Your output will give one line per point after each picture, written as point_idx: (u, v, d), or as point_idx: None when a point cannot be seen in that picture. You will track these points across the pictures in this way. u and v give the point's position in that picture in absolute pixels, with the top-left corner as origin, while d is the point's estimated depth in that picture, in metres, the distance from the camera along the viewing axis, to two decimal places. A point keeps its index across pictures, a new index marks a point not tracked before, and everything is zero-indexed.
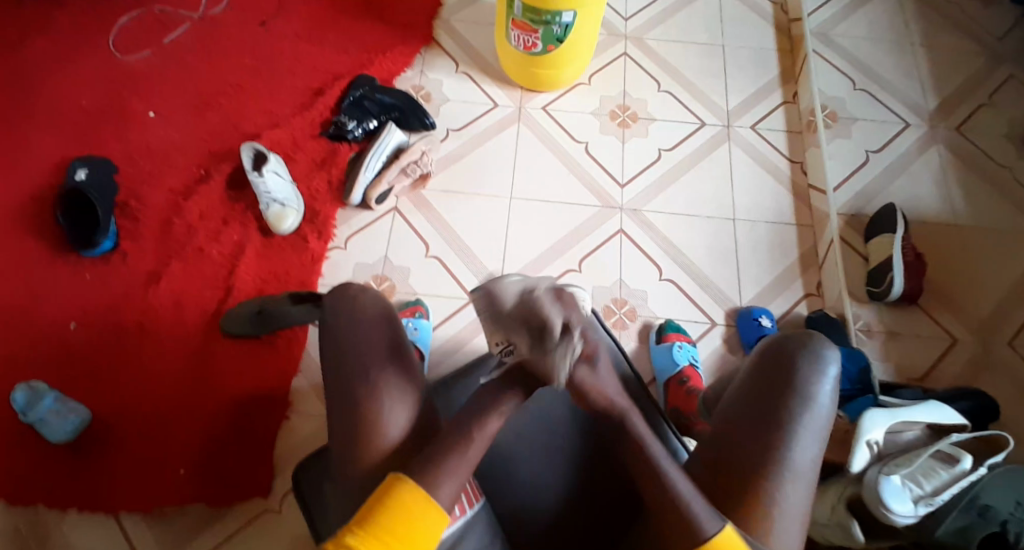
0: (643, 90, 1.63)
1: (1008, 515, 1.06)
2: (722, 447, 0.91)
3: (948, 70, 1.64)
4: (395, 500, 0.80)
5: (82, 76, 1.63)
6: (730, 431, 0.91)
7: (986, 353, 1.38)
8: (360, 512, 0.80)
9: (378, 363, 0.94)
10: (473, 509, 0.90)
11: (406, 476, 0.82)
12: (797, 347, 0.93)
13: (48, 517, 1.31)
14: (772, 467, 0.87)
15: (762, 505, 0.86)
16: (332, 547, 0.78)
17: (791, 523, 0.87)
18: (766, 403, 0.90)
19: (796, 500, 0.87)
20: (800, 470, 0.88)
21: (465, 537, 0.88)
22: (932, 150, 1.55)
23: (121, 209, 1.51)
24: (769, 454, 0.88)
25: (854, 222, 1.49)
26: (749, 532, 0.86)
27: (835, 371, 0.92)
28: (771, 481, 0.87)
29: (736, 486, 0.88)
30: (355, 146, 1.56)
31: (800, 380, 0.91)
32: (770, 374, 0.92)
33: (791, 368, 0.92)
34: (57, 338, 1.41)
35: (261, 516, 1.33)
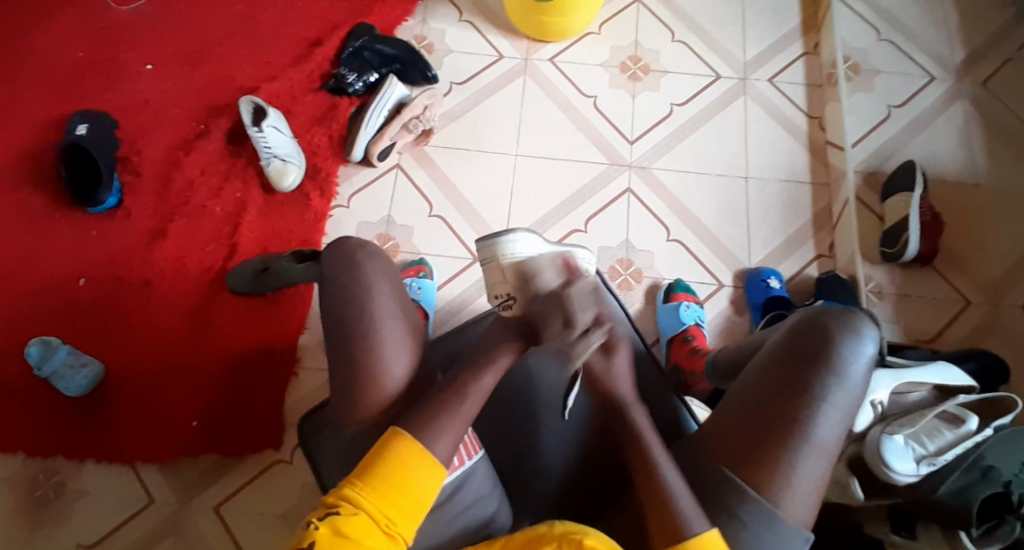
0: (656, 40, 1.56)
1: (1012, 476, 1.09)
2: (750, 415, 0.97)
3: (978, 19, 1.55)
4: (392, 453, 0.83)
5: (78, 27, 1.59)
6: (761, 401, 0.97)
7: (1000, 316, 1.34)
8: (359, 466, 0.82)
9: (377, 330, 0.95)
10: (472, 460, 0.95)
11: (401, 431, 0.84)
12: (835, 325, 0.99)
13: (66, 468, 1.36)
14: (797, 440, 0.94)
15: (783, 474, 0.93)
16: (332, 499, 0.80)
17: (805, 492, 0.94)
18: (799, 378, 0.96)
19: (814, 472, 0.94)
20: (823, 444, 0.94)
21: (462, 487, 0.93)
22: (957, 105, 1.48)
23: (122, 164, 1.50)
24: (795, 426, 0.94)
25: (870, 180, 1.44)
26: (767, 499, 0.94)
27: (870, 350, 0.98)
28: (792, 452, 0.94)
29: (761, 453, 0.95)
30: (356, 100, 1.52)
31: (836, 359, 0.96)
32: (807, 347, 0.98)
33: (828, 345, 0.97)
34: (65, 294, 1.42)
35: (271, 469, 1.37)
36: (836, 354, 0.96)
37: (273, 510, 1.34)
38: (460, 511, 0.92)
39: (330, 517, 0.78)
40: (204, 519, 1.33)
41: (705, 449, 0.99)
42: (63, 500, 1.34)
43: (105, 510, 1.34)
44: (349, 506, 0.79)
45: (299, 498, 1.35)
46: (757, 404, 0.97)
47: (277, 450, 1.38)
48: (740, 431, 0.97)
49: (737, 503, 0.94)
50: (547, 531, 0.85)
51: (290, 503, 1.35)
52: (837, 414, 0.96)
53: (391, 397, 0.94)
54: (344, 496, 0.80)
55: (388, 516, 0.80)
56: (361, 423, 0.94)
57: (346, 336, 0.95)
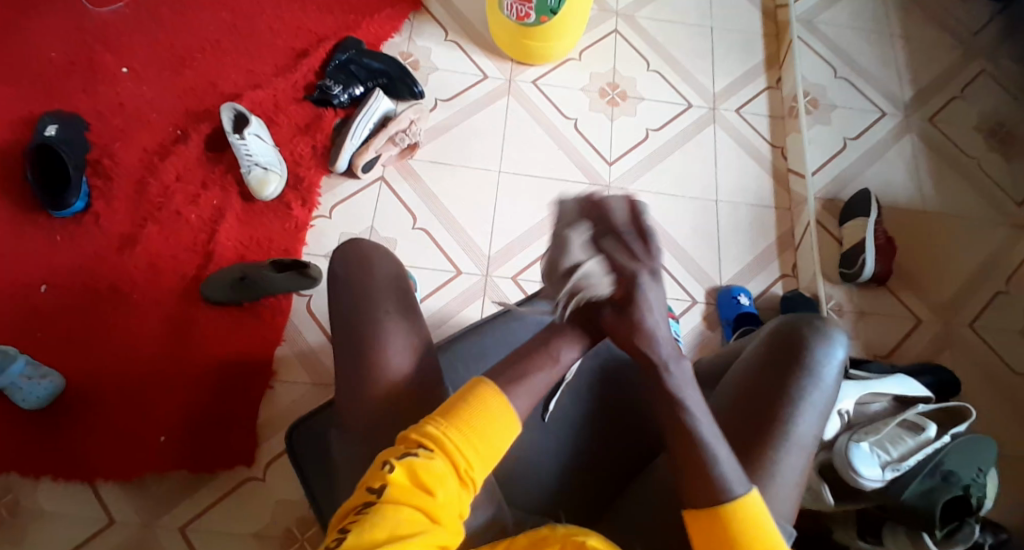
0: (632, 68, 1.63)
1: (971, 481, 1.17)
2: (732, 416, 1.00)
3: (923, 63, 1.69)
4: (479, 399, 0.82)
5: (46, 25, 1.54)
6: (743, 401, 1.01)
7: (948, 333, 1.45)
8: (444, 409, 0.80)
9: (385, 320, 0.96)
10: None
11: (489, 381, 0.84)
12: (807, 329, 1.04)
13: (20, 485, 1.27)
14: (778, 434, 0.96)
15: (766, 468, 0.95)
16: (411, 437, 0.78)
17: (788, 490, 0.95)
18: (778, 379, 1.00)
19: (794, 469, 0.96)
20: (802, 442, 0.97)
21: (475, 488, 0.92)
22: (906, 139, 1.61)
23: (93, 168, 1.44)
24: (775, 424, 0.97)
25: (830, 206, 1.55)
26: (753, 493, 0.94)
27: (841, 353, 1.03)
28: (773, 448, 0.96)
29: (744, 450, 0.97)
30: (341, 111, 1.52)
31: (810, 359, 1.01)
32: (783, 353, 1.02)
33: (802, 347, 1.02)
34: (26, 300, 1.35)
35: (243, 485, 1.31)
36: (810, 355, 1.01)
37: (246, 529, 1.29)
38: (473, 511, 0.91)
39: (410, 458, 0.76)
40: (170, 538, 1.27)
41: None
42: (15, 520, 1.25)
43: (64, 530, 1.26)
44: (431, 446, 0.78)
45: (274, 516, 1.30)
46: (739, 406, 1.01)
47: (251, 466, 1.32)
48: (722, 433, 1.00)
49: None
50: (548, 532, 0.85)
51: (263, 522, 1.30)
52: (813, 413, 0.99)
53: (407, 394, 0.93)
54: (425, 433, 0.78)
55: (463, 467, 0.78)
56: (368, 425, 0.92)
57: (358, 323, 0.96)
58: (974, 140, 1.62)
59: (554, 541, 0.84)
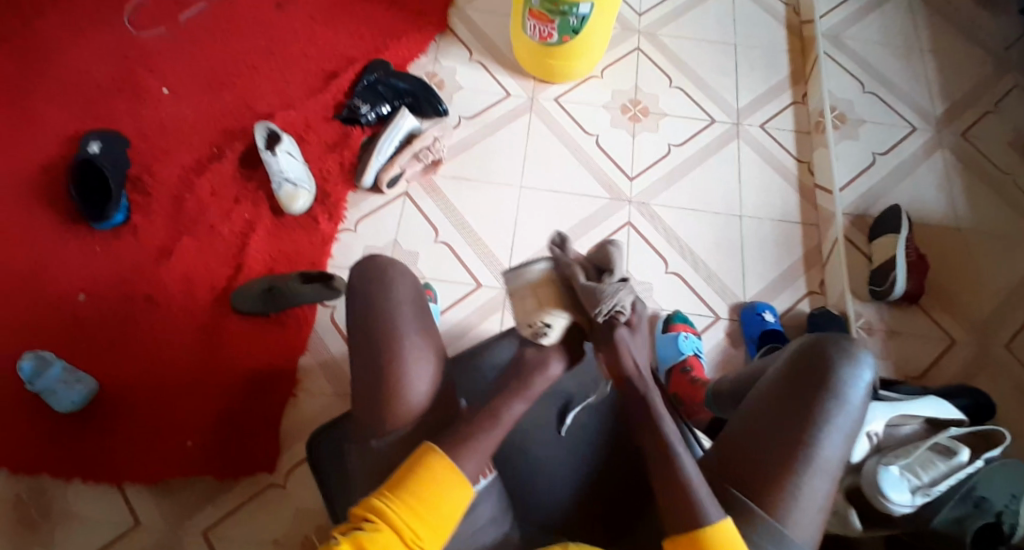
0: (654, 85, 1.64)
1: (1004, 507, 1.14)
2: (754, 435, 0.97)
3: (954, 77, 1.66)
4: (425, 468, 0.86)
5: (96, 50, 1.64)
6: (766, 421, 0.97)
7: (983, 354, 1.40)
8: (393, 480, 0.86)
9: (403, 332, 0.98)
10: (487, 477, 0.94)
11: (436, 447, 0.88)
12: (835, 350, 1.00)
13: (54, 487, 1.32)
14: (803, 458, 0.94)
15: (789, 492, 0.92)
16: (360, 511, 0.84)
17: (810, 515, 0.93)
18: (804, 400, 0.97)
19: (818, 494, 0.93)
20: (827, 465, 0.94)
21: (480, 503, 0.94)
22: (937, 154, 1.57)
23: (133, 183, 1.52)
24: (800, 448, 0.94)
25: (859, 223, 1.51)
26: (774, 517, 0.92)
27: (869, 377, 0.99)
28: (797, 473, 0.93)
29: (765, 471, 0.94)
30: (368, 129, 1.57)
31: (837, 381, 0.97)
32: (807, 373, 0.99)
33: (830, 369, 0.98)
34: (67, 308, 1.42)
35: (266, 491, 1.34)
36: (838, 376, 0.97)
37: (267, 535, 1.31)
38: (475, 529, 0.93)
39: (353, 532, 0.82)
40: (192, 542, 1.30)
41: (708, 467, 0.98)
42: (48, 520, 1.30)
43: (91, 530, 1.30)
44: (374, 518, 0.83)
45: (294, 522, 1.33)
46: (761, 426, 0.97)
47: (273, 473, 1.35)
48: (743, 452, 0.96)
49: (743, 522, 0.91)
50: (562, 547, 0.83)
51: (283, 529, 1.32)
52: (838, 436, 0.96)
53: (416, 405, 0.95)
54: (373, 506, 0.84)
55: (415, 533, 0.83)
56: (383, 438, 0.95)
57: (376, 333, 0.98)
58: (1009, 155, 1.57)
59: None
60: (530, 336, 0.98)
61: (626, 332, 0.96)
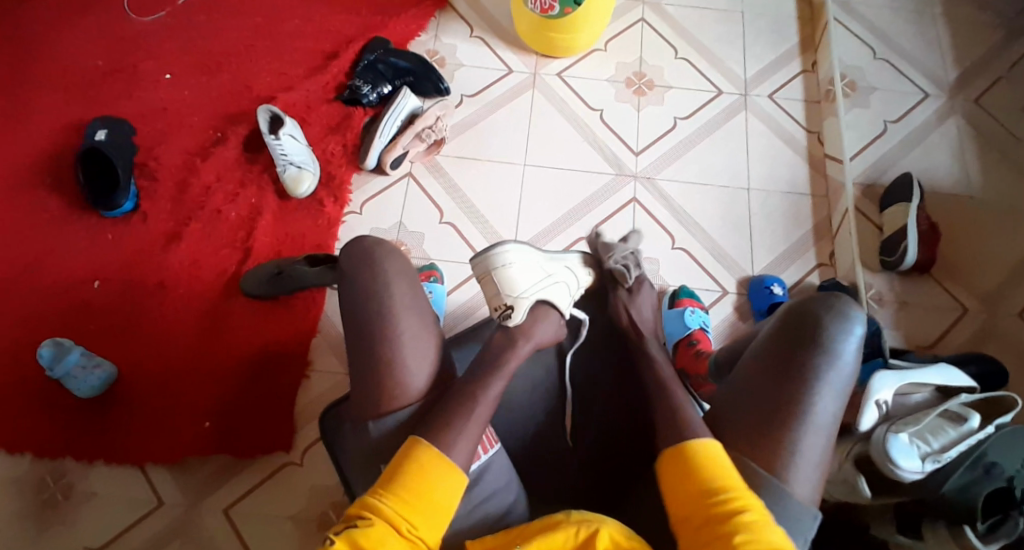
0: (659, 57, 1.62)
1: (1014, 472, 1.11)
2: (748, 396, 0.96)
3: (968, 40, 1.61)
4: (411, 461, 0.89)
5: (98, 37, 1.64)
6: (758, 381, 0.96)
7: (997, 322, 1.38)
8: (386, 478, 0.89)
9: (396, 316, 0.99)
10: (489, 453, 0.97)
11: (422, 439, 0.91)
12: (822, 306, 0.98)
13: (76, 469, 1.36)
14: (799, 419, 0.93)
15: (786, 453, 0.92)
16: (359, 510, 0.87)
17: (809, 472, 0.93)
18: (794, 358, 0.95)
19: (814, 450, 0.93)
20: (821, 422, 0.93)
21: (484, 477, 0.96)
22: (950, 121, 1.54)
23: (140, 170, 1.53)
24: (792, 407, 0.93)
25: (869, 193, 1.49)
26: (773, 476, 0.92)
27: (859, 330, 0.97)
28: (791, 432, 0.93)
29: (762, 433, 0.94)
30: (369, 110, 1.57)
31: (825, 338, 0.95)
32: (797, 330, 0.97)
33: (818, 324, 0.96)
34: (80, 295, 1.44)
35: (281, 470, 1.37)
36: (826, 332, 0.95)
37: (282, 512, 1.34)
38: (480, 501, 0.94)
39: (351, 526, 0.84)
40: (215, 521, 1.33)
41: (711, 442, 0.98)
42: (71, 501, 1.34)
43: (114, 512, 1.34)
44: (369, 515, 0.86)
45: (310, 498, 1.35)
46: (754, 388, 0.96)
47: (287, 452, 1.38)
48: (738, 416, 0.96)
49: (746, 486, 0.92)
50: (562, 518, 0.85)
51: (299, 505, 1.35)
52: (831, 392, 0.95)
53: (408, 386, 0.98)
54: (368, 504, 0.87)
55: (410, 521, 0.86)
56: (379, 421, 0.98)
57: (367, 321, 0.99)
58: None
59: (566, 526, 0.84)
60: (498, 319, 1.08)
61: (625, 295, 1.19)
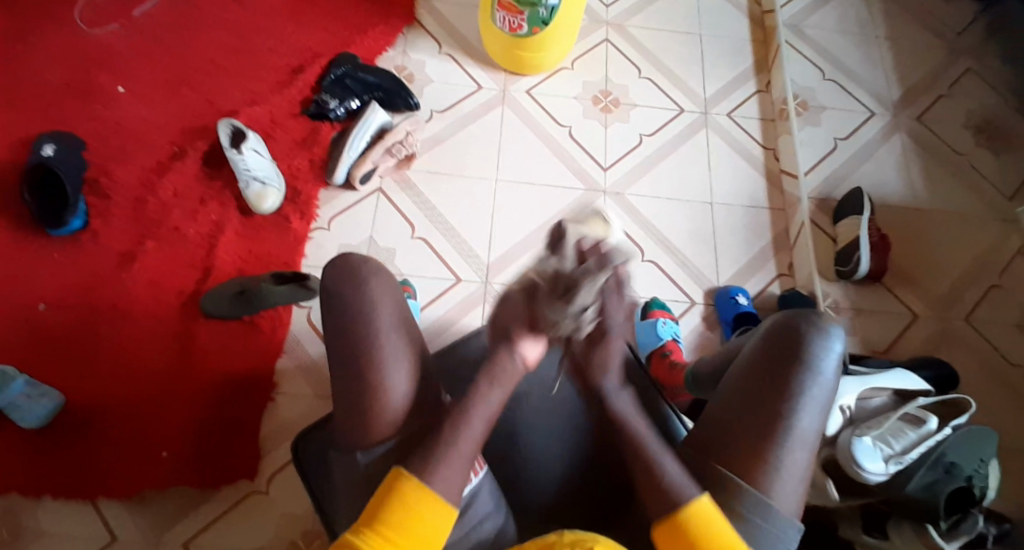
0: (624, 75, 1.65)
1: (973, 472, 1.15)
2: (734, 411, 0.98)
3: (909, 64, 1.72)
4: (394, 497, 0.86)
5: (44, 47, 1.56)
6: (743, 396, 0.98)
7: (945, 328, 1.46)
8: (370, 514, 0.86)
9: (381, 338, 0.96)
10: (478, 476, 0.94)
11: (406, 474, 0.87)
12: (805, 324, 1.00)
13: (21, 507, 1.26)
14: (785, 433, 0.94)
15: (772, 466, 0.93)
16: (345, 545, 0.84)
17: (793, 487, 0.94)
18: (780, 374, 0.97)
19: (799, 464, 0.94)
20: (805, 437, 0.95)
21: (477, 497, 0.94)
22: (896, 138, 1.63)
23: (91, 186, 1.45)
24: (778, 422, 0.94)
25: (824, 206, 1.56)
26: (759, 490, 0.93)
27: (840, 347, 1.00)
28: (777, 447, 0.94)
29: (749, 447, 0.95)
30: (337, 125, 1.53)
31: (809, 354, 0.98)
32: (781, 347, 0.99)
33: (802, 342, 0.98)
34: (26, 318, 1.35)
35: (247, 500, 1.30)
36: (810, 349, 0.98)
37: (250, 544, 1.27)
38: (474, 524, 0.93)
39: None
40: None
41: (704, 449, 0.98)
42: (15, 541, 1.24)
43: None
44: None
45: (277, 529, 1.29)
46: (740, 403, 0.98)
47: (253, 480, 1.31)
48: (724, 431, 0.97)
49: (733, 500, 0.93)
50: (555, 539, 0.81)
51: (267, 536, 1.28)
52: (814, 407, 0.97)
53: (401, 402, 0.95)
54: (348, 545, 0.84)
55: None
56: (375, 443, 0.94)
57: (357, 343, 0.96)
58: (962, 137, 1.64)
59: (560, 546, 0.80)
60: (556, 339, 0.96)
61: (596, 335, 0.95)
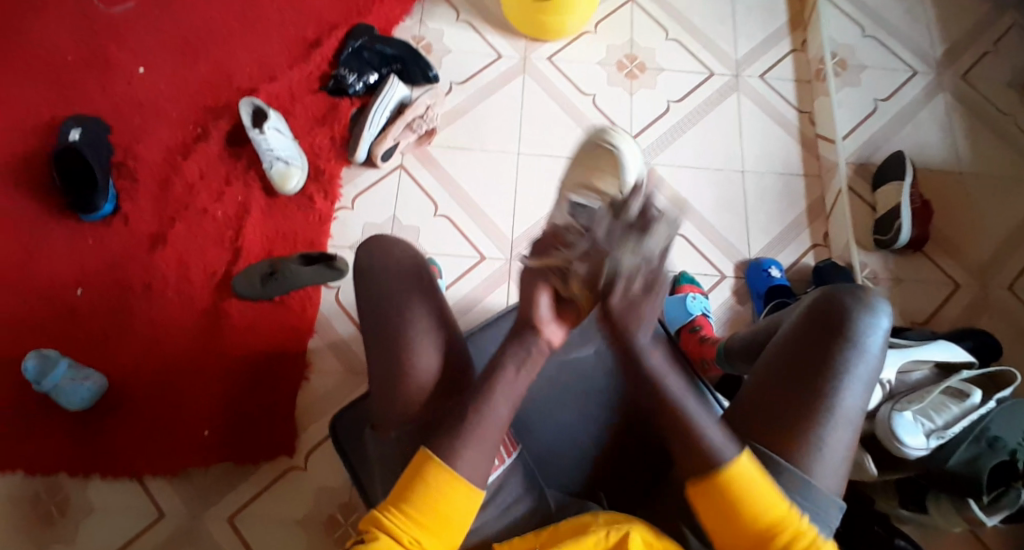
0: (650, 38, 1.59)
1: (1017, 445, 1.14)
2: (773, 387, 0.96)
3: (955, 15, 1.62)
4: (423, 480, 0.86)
5: (64, 29, 1.56)
6: (784, 373, 0.96)
7: (987, 296, 1.42)
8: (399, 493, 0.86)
9: (407, 326, 0.97)
10: (511, 459, 0.99)
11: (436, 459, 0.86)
12: (849, 301, 0.98)
13: (71, 483, 1.33)
14: (827, 412, 0.92)
15: (813, 444, 0.91)
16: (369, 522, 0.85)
17: (835, 466, 0.92)
18: (823, 351, 0.95)
19: (841, 443, 0.92)
20: (848, 414, 0.93)
21: (506, 483, 0.98)
22: (938, 98, 1.55)
23: (119, 170, 1.47)
24: (820, 399, 0.92)
25: (862, 171, 1.50)
26: (800, 468, 0.91)
27: (885, 325, 0.98)
28: (819, 424, 0.92)
29: (790, 424, 0.93)
30: (357, 100, 1.51)
31: (854, 331, 0.96)
32: (824, 325, 0.97)
33: (846, 318, 0.97)
34: (64, 303, 1.39)
35: (286, 474, 1.35)
36: (855, 326, 0.96)
37: (291, 516, 1.33)
38: (503, 509, 0.96)
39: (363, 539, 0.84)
40: (219, 528, 1.31)
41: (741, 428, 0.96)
42: (68, 515, 1.31)
43: (115, 525, 1.31)
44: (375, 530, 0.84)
45: (315, 502, 1.34)
46: (780, 380, 0.96)
47: (292, 456, 1.36)
48: (763, 409, 0.96)
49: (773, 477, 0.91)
50: (591, 520, 0.86)
51: (305, 510, 1.33)
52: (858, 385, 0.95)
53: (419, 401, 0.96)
54: (373, 520, 0.85)
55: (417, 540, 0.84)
56: (397, 436, 0.96)
57: (378, 335, 0.98)
58: (1011, 94, 1.55)
59: (596, 529, 0.84)
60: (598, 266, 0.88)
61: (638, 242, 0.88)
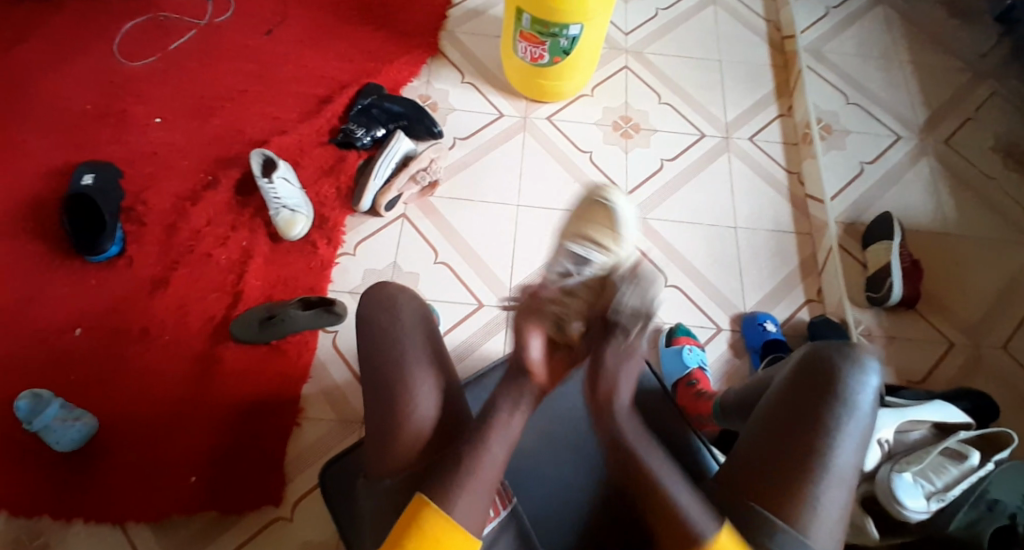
0: (643, 101, 1.67)
1: (1017, 508, 1.09)
2: (764, 448, 0.95)
3: (934, 85, 1.72)
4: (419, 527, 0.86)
5: (85, 81, 1.63)
6: (774, 430, 0.95)
7: (980, 355, 1.43)
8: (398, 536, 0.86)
9: (407, 363, 0.98)
10: (506, 510, 0.97)
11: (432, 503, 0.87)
12: (837, 357, 0.98)
13: (51, 529, 1.28)
14: (821, 470, 0.91)
15: (808, 504, 0.90)
16: None
17: (832, 526, 0.90)
18: (812, 408, 0.95)
19: (836, 502, 0.90)
20: (842, 472, 0.92)
21: (500, 537, 0.96)
22: (923, 162, 1.62)
23: (127, 215, 1.50)
24: (812, 458, 0.92)
25: (851, 230, 1.55)
26: (796, 529, 0.89)
27: (874, 382, 0.97)
28: (813, 481, 0.91)
29: (782, 483, 0.92)
30: (363, 153, 1.57)
31: (841, 388, 0.95)
32: (812, 383, 0.97)
33: (834, 376, 0.96)
34: (61, 344, 1.39)
35: (270, 526, 1.30)
36: (842, 383, 0.95)
37: None
38: None
39: None
40: None
41: (733, 486, 0.95)
42: None
43: None
44: None
45: None
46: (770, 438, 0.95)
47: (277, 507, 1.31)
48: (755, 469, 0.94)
49: (769, 537, 0.89)
50: None
51: None
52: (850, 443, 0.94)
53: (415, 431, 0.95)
54: None
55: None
56: (396, 475, 0.94)
57: (382, 364, 0.98)
58: (991, 159, 1.63)
59: None
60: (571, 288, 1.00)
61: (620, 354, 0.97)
